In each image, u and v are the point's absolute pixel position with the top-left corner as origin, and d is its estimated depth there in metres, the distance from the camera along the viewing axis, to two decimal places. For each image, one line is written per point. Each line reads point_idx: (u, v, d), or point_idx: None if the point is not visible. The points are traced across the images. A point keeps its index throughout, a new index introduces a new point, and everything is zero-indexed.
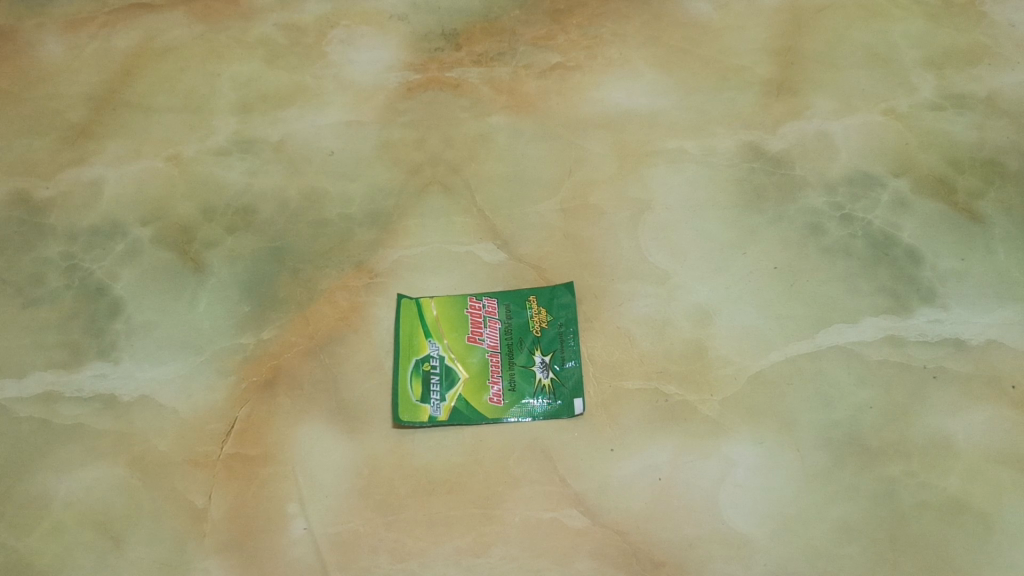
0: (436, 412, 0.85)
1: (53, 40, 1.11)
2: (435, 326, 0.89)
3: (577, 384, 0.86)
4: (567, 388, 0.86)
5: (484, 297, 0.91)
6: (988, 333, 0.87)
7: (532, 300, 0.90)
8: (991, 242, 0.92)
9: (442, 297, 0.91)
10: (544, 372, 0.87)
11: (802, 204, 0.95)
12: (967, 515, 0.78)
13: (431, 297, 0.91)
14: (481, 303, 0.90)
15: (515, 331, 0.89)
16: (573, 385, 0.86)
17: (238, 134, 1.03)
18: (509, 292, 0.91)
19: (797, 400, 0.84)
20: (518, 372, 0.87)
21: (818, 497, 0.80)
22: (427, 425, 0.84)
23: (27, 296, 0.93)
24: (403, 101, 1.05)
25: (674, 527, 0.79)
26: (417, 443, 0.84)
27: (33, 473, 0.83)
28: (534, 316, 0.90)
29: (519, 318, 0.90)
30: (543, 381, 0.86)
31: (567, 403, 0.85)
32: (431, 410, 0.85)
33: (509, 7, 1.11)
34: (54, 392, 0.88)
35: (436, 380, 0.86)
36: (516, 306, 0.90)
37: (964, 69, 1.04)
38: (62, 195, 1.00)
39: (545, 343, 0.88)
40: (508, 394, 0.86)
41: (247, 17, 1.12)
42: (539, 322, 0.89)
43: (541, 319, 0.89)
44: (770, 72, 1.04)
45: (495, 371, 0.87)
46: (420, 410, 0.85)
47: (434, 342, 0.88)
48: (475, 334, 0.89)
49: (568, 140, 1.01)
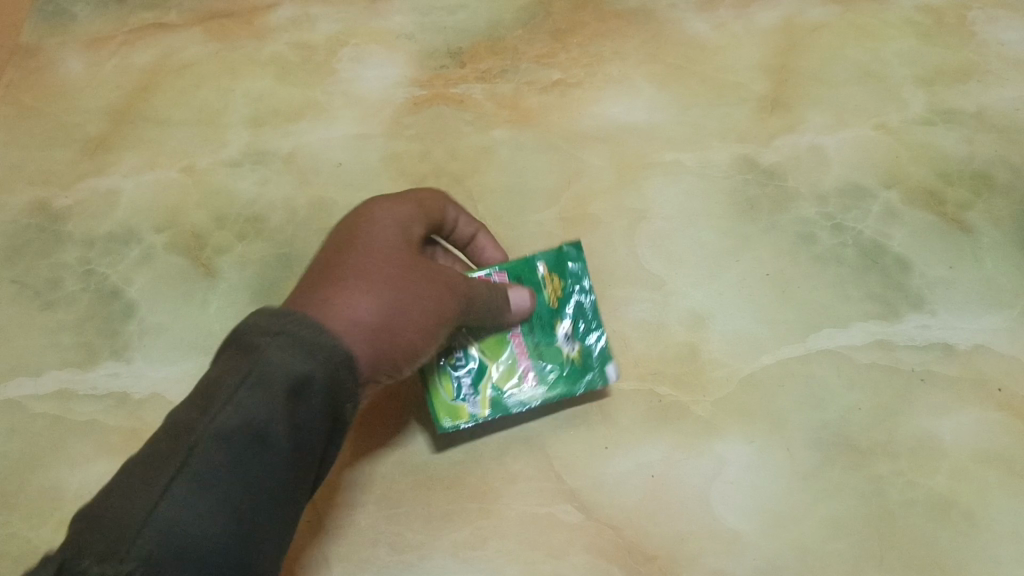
0: (475, 409, 0.82)
1: (74, 57, 1.16)
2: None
3: (605, 354, 0.86)
4: (598, 358, 0.85)
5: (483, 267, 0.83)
6: (976, 338, 0.89)
7: (541, 266, 0.85)
8: (980, 251, 0.95)
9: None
10: (569, 343, 0.85)
11: (795, 214, 0.98)
12: (951, 513, 0.81)
13: None
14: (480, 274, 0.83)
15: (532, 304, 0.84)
16: (602, 354, 0.85)
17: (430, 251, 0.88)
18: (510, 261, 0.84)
19: (788, 401, 0.87)
20: (546, 346, 0.85)
21: (806, 496, 0.82)
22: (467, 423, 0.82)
23: (44, 299, 0.98)
24: (410, 115, 1.08)
25: (666, 522, 0.81)
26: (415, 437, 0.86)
27: (50, 466, 0.88)
28: (548, 285, 0.85)
29: (532, 294, 0.84)
30: (570, 353, 0.85)
31: (601, 371, 0.85)
32: (468, 409, 0.82)
33: (513, 26, 1.14)
34: (68, 389, 0.92)
35: (466, 373, 0.82)
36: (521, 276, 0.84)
37: (953, 86, 1.06)
38: (80, 203, 1.04)
39: (564, 310, 0.85)
40: (539, 375, 0.84)
41: (260, 36, 1.16)
42: (553, 290, 0.85)
43: (556, 287, 0.85)
44: (766, 88, 1.07)
45: (522, 352, 0.84)
46: (457, 412, 0.82)
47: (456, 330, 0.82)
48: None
49: (568, 151, 1.04)
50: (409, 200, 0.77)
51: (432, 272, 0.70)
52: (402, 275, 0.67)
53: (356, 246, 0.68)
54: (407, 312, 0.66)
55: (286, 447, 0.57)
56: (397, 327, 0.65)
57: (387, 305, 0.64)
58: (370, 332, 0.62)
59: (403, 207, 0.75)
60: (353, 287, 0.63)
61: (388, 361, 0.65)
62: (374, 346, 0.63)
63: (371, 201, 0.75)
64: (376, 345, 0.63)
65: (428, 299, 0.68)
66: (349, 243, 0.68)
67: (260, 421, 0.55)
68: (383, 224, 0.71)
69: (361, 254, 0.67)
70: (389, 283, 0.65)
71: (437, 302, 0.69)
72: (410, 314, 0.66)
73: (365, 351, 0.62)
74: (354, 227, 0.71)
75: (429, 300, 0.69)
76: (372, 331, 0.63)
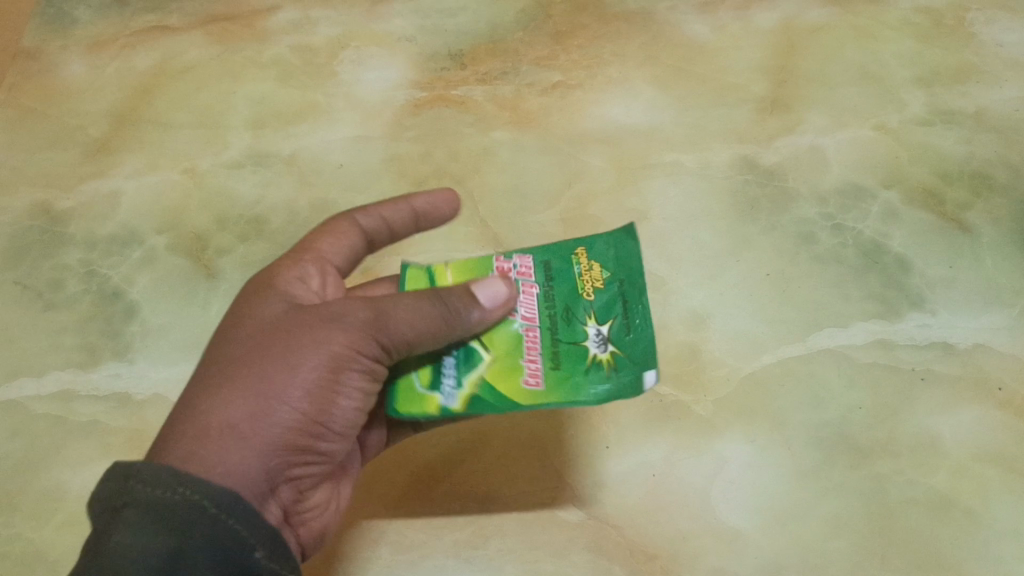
0: (448, 402, 0.69)
1: (76, 60, 1.16)
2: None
3: (645, 354, 0.68)
4: (632, 361, 0.68)
5: (513, 255, 0.76)
6: (976, 337, 0.89)
7: (582, 255, 0.75)
8: (979, 251, 0.95)
9: (456, 262, 0.76)
10: (599, 346, 0.70)
11: (795, 214, 0.98)
12: (953, 511, 0.81)
13: (447, 266, 0.76)
14: (509, 262, 0.76)
15: (558, 299, 0.73)
16: (640, 356, 0.68)
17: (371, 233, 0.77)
18: (551, 249, 0.77)
19: (789, 400, 0.87)
20: (566, 351, 0.70)
21: (807, 495, 0.82)
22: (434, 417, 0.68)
23: (46, 301, 0.98)
24: (410, 117, 1.09)
25: (667, 521, 0.81)
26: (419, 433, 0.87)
27: (52, 466, 0.88)
28: (584, 275, 0.74)
29: (564, 285, 0.74)
30: (599, 355, 0.69)
31: (634, 378, 0.67)
32: (441, 399, 0.69)
33: (513, 28, 1.14)
34: (70, 390, 0.92)
35: (451, 363, 0.70)
36: (559, 265, 0.75)
37: (952, 87, 1.06)
38: (82, 205, 1.05)
39: (600, 308, 0.72)
40: (549, 375, 0.69)
41: (262, 39, 1.16)
42: (591, 283, 0.74)
43: (597, 278, 0.74)
44: (765, 90, 1.07)
45: (533, 349, 0.71)
46: (427, 400, 0.69)
47: None
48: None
49: (568, 153, 1.04)
50: (303, 254, 0.73)
51: (319, 326, 0.65)
52: (263, 351, 0.64)
53: (225, 337, 0.66)
54: (281, 389, 0.63)
55: (203, 570, 0.56)
56: (274, 411, 0.62)
57: (228, 401, 0.62)
58: (220, 432, 0.61)
59: (299, 266, 0.72)
60: (198, 398, 0.63)
61: (285, 438, 0.63)
62: (239, 443, 0.61)
63: (269, 268, 0.71)
64: (243, 437, 0.61)
65: (318, 360, 0.64)
66: (222, 336, 0.67)
67: (162, 558, 0.55)
68: (263, 299, 0.68)
69: (234, 347, 0.65)
70: (246, 372, 0.63)
71: (333, 354, 0.64)
72: (295, 383, 0.63)
73: (241, 452, 0.61)
74: (241, 310, 0.68)
75: (318, 358, 0.64)
76: (229, 431, 0.61)
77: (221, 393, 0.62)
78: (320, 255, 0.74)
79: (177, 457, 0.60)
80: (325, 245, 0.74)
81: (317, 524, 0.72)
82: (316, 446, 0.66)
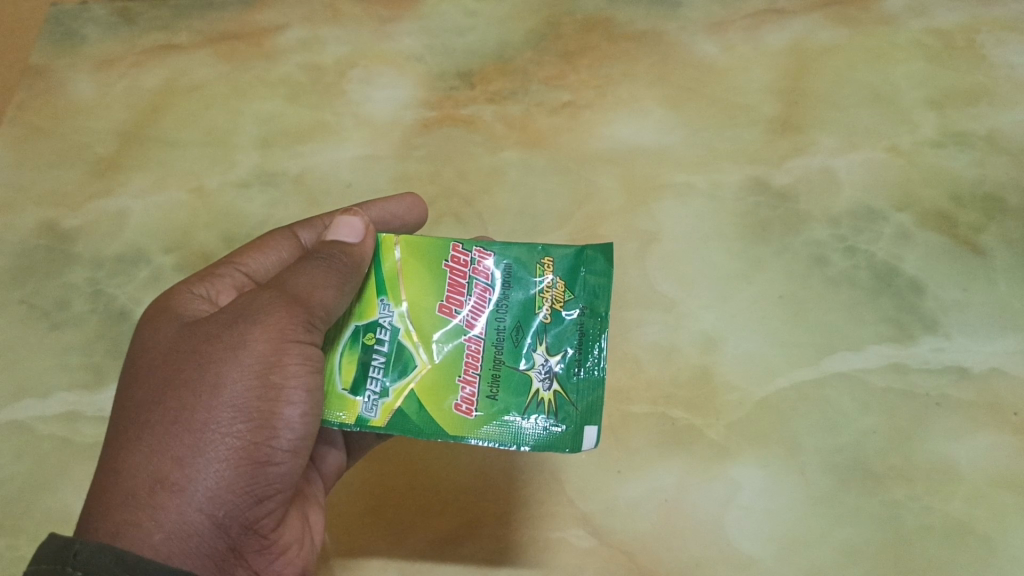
0: (369, 413, 0.69)
1: (84, 79, 1.17)
2: (392, 280, 0.72)
3: (590, 408, 0.69)
4: (575, 412, 0.69)
5: (473, 246, 0.74)
6: (990, 361, 0.88)
7: (548, 263, 0.73)
8: (993, 273, 0.94)
9: (410, 239, 0.73)
10: (544, 382, 0.70)
11: (807, 236, 0.98)
12: (969, 538, 0.80)
13: (395, 239, 0.73)
14: (467, 254, 0.73)
15: (513, 311, 0.72)
16: (585, 408, 0.70)
17: (301, 237, 0.80)
18: (514, 247, 0.74)
19: (803, 425, 0.86)
20: (505, 375, 0.70)
21: (821, 522, 0.81)
22: (356, 428, 0.69)
23: (53, 320, 0.98)
24: (419, 136, 1.08)
25: (681, 548, 0.81)
26: (418, 448, 0.88)
27: (55, 489, 0.87)
28: (547, 290, 0.73)
29: (522, 294, 0.73)
30: (543, 394, 0.70)
31: (575, 433, 0.69)
32: (363, 409, 0.69)
33: (523, 48, 1.14)
34: (76, 411, 0.91)
35: (380, 365, 0.70)
36: (520, 268, 0.74)
37: (964, 109, 1.06)
38: (89, 224, 1.05)
39: (554, 335, 0.72)
40: (483, 403, 0.70)
41: (270, 57, 1.16)
42: (554, 301, 0.72)
43: (558, 297, 0.73)
44: (776, 110, 1.06)
45: (471, 364, 0.71)
46: (349, 404, 0.69)
47: (388, 305, 0.72)
48: (449, 304, 0.72)
49: (578, 173, 1.04)
50: (221, 269, 0.75)
51: (228, 338, 0.64)
52: (177, 383, 0.63)
53: (133, 381, 0.66)
54: (205, 418, 0.61)
55: None
56: (206, 447, 0.61)
57: (151, 450, 0.61)
58: (150, 490, 0.60)
59: (213, 284, 0.73)
60: (119, 457, 0.61)
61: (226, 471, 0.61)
62: (173, 495, 0.59)
63: (172, 298, 0.71)
64: (176, 489, 0.60)
65: (238, 373, 0.63)
66: (132, 379, 0.66)
67: None
68: (165, 329, 0.68)
69: (146, 389, 0.64)
70: (162, 415, 0.62)
71: (252, 359, 0.63)
72: (220, 405, 0.62)
73: (177, 505, 0.59)
74: (145, 348, 0.67)
75: (238, 371, 0.63)
76: (159, 485, 0.60)
77: (137, 446, 0.61)
78: (243, 271, 0.76)
79: (108, 532, 0.58)
80: (250, 260, 0.77)
81: (299, 563, 0.70)
82: (270, 472, 0.64)
